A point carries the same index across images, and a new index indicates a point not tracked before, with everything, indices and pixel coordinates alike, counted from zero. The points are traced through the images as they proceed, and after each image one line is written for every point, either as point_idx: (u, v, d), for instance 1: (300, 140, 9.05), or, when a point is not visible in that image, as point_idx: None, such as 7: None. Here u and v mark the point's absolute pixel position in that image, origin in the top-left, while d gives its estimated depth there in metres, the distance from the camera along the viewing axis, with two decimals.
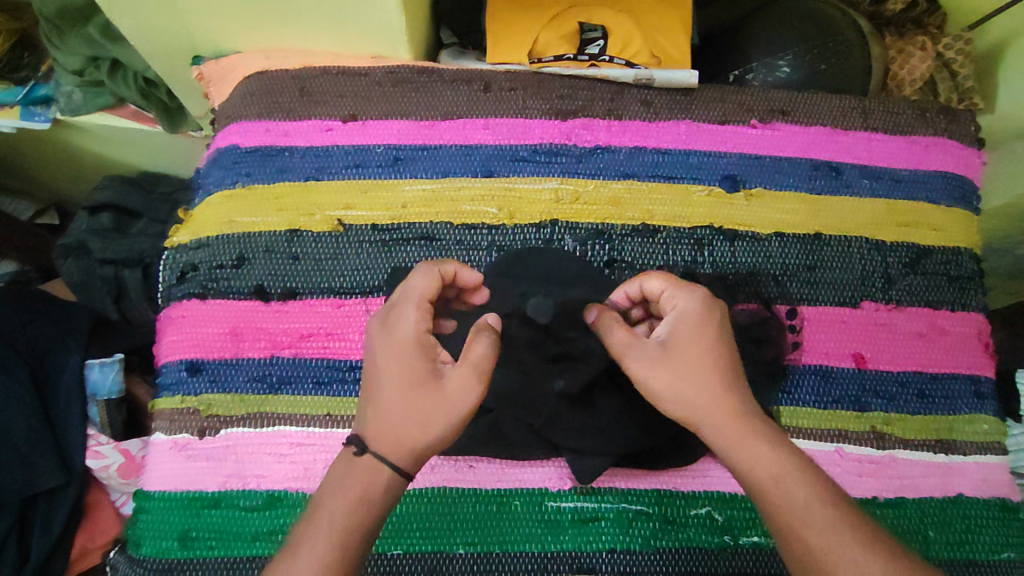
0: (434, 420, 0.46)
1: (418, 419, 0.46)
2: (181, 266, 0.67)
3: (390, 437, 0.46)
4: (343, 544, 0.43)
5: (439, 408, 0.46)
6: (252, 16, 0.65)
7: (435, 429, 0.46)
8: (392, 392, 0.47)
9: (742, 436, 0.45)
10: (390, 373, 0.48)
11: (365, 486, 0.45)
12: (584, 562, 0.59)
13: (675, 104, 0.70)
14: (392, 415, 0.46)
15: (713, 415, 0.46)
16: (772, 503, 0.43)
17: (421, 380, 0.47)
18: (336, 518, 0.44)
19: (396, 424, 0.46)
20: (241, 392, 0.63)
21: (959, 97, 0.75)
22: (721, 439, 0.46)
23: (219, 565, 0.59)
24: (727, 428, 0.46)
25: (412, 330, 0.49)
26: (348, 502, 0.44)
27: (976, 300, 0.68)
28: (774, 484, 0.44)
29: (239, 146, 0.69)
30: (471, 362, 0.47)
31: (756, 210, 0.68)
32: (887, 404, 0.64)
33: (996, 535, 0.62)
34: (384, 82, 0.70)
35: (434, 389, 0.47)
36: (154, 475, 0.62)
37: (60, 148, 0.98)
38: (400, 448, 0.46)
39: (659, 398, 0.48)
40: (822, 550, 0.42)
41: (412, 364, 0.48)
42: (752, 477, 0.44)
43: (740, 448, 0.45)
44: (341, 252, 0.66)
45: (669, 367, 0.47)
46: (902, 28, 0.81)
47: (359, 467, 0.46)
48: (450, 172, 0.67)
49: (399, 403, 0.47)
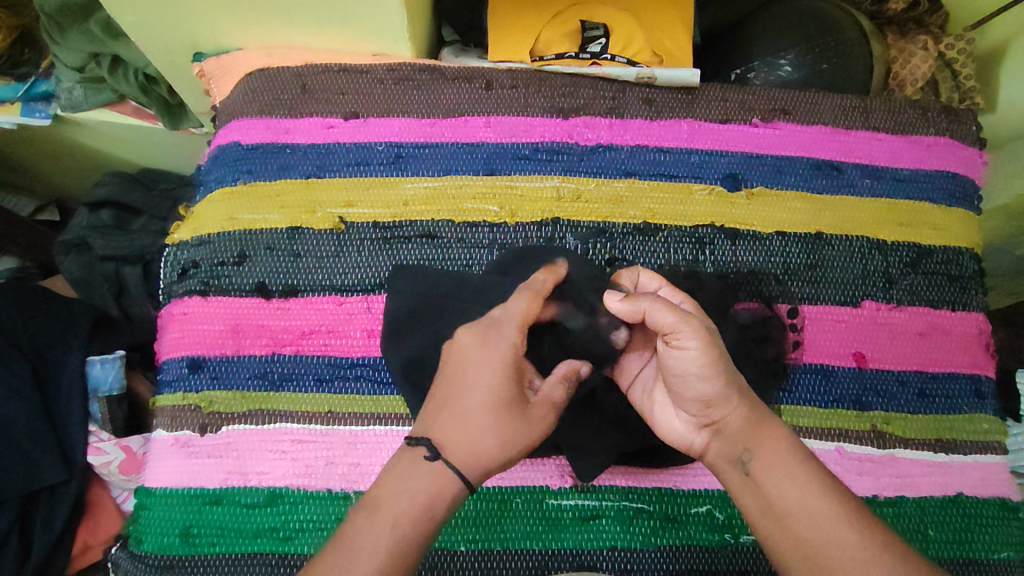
0: (518, 442, 0.45)
1: (503, 438, 0.45)
2: (182, 263, 0.67)
3: (473, 451, 0.44)
4: (408, 550, 0.41)
5: (524, 430, 0.46)
6: (253, 12, 0.65)
7: (513, 450, 0.45)
8: (482, 408, 0.45)
9: (760, 420, 0.46)
10: (484, 390, 0.45)
11: (435, 491, 0.43)
12: (584, 559, 0.59)
13: (676, 102, 0.70)
14: (478, 427, 0.44)
15: (744, 397, 0.46)
16: (781, 485, 0.44)
17: (512, 401, 0.46)
18: (401, 519, 0.42)
19: (483, 440, 0.44)
20: (242, 389, 0.63)
21: (959, 97, 0.76)
22: (743, 420, 0.46)
23: (220, 562, 0.59)
24: (749, 410, 0.46)
25: (515, 352, 0.46)
26: (415, 507, 0.42)
27: (976, 299, 0.68)
28: (786, 467, 0.44)
29: (240, 144, 0.69)
30: (549, 398, 0.47)
31: (757, 209, 0.68)
32: (887, 403, 0.64)
33: (996, 534, 0.62)
34: (386, 79, 0.70)
35: (522, 412, 0.46)
36: (156, 471, 0.62)
37: (61, 144, 0.98)
38: (480, 463, 0.44)
39: (713, 370, 0.45)
40: (828, 528, 0.42)
41: (507, 383, 0.46)
42: (770, 457, 0.45)
43: (758, 430, 0.46)
44: (342, 250, 0.66)
45: (722, 342, 0.46)
46: (903, 29, 0.79)
47: (432, 474, 0.43)
48: (451, 170, 0.67)
49: (488, 420, 0.45)
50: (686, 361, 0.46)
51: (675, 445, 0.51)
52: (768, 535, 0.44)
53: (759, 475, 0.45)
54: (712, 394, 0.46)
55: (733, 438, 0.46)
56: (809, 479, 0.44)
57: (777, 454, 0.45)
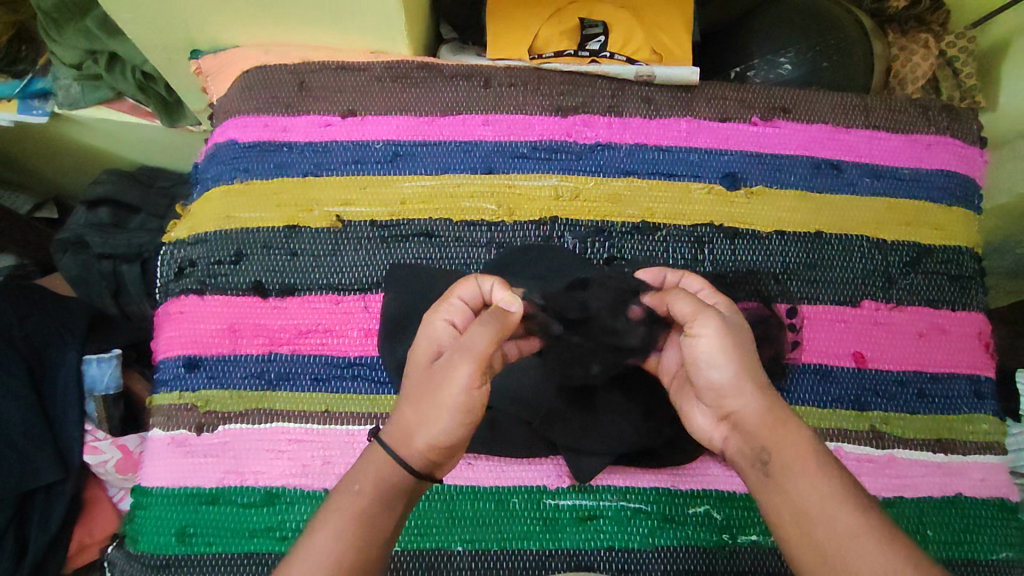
0: (426, 405, 0.44)
1: (419, 403, 0.45)
2: (179, 261, 0.66)
3: (398, 424, 0.45)
4: (355, 532, 0.42)
5: (432, 393, 0.44)
6: (250, 10, 0.64)
7: (422, 414, 0.44)
8: (408, 383, 0.47)
9: (780, 417, 0.44)
10: (410, 365, 0.47)
11: (373, 472, 0.44)
12: (582, 559, 0.59)
13: (676, 101, 0.70)
14: (401, 400, 0.46)
15: (758, 391, 0.45)
16: (802, 483, 0.42)
17: (426, 369, 0.46)
18: (341, 503, 0.43)
19: (404, 412, 0.45)
20: (239, 388, 0.63)
21: (961, 95, 0.75)
22: (761, 417, 0.44)
23: (216, 561, 0.59)
24: (765, 406, 0.45)
25: (431, 321, 0.47)
26: (348, 489, 0.44)
27: (976, 299, 0.67)
28: (804, 465, 0.42)
29: (237, 142, 0.68)
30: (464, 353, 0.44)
31: (757, 208, 0.67)
32: (887, 403, 0.64)
33: (994, 534, 0.62)
34: (384, 77, 0.69)
35: (433, 377, 0.45)
36: (152, 471, 0.62)
37: (59, 141, 0.97)
38: (398, 434, 0.44)
39: (724, 359, 0.45)
40: (847, 531, 0.40)
41: (421, 351, 0.47)
42: (786, 454, 0.43)
43: (774, 424, 0.44)
44: (340, 248, 0.65)
45: (741, 338, 0.46)
46: (905, 26, 0.79)
47: (369, 456, 0.45)
48: (449, 168, 0.67)
49: (410, 393, 0.46)
50: (700, 349, 0.46)
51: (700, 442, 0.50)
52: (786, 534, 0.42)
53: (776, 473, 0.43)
54: (727, 381, 0.45)
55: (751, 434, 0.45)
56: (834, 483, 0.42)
57: (799, 453, 0.43)
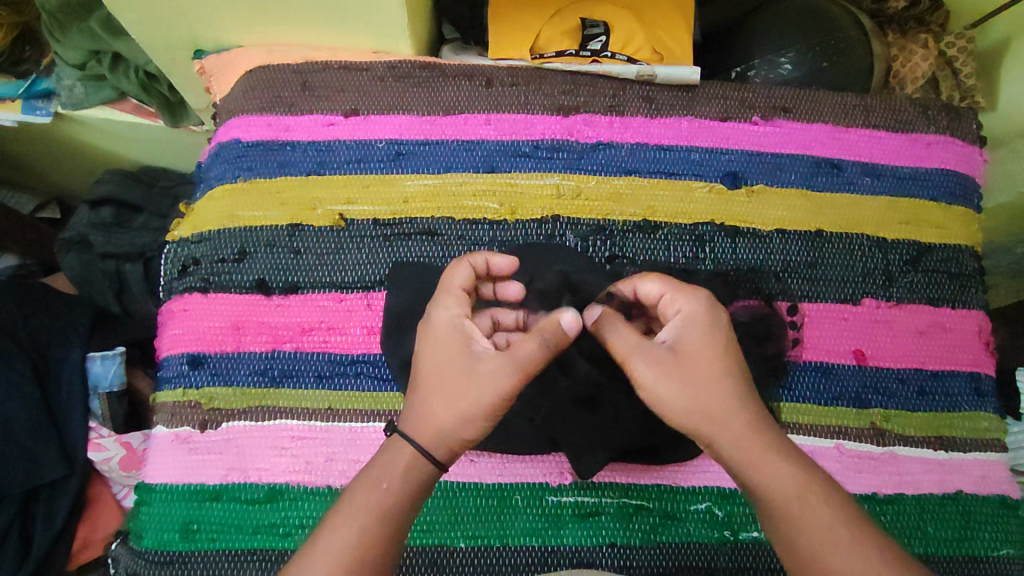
0: (464, 401, 0.46)
1: (453, 401, 0.46)
2: (182, 259, 0.66)
3: (429, 421, 0.46)
4: (378, 525, 0.43)
5: (469, 388, 0.46)
6: (254, 10, 0.65)
7: (461, 408, 0.46)
8: (432, 378, 0.47)
9: (755, 453, 0.44)
10: (426, 358, 0.48)
11: (391, 462, 0.45)
12: (583, 556, 0.59)
13: (676, 100, 0.70)
14: (423, 393, 0.47)
15: (729, 428, 0.45)
16: (792, 524, 0.42)
17: (455, 366, 0.47)
18: (360, 495, 0.44)
19: (433, 408, 0.46)
20: (243, 385, 0.63)
21: (961, 94, 0.75)
22: (736, 452, 0.45)
23: (219, 557, 0.59)
24: (738, 442, 0.45)
25: (444, 314, 0.49)
26: (366, 480, 0.45)
27: (976, 297, 0.68)
28: (791, 506, 0.43)
29: (240, 141, 0.69)
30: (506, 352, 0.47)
31: (757, 206, 0.68)
32: (888, 401, 0.64)
33: (996, 532, 0.62)
34: (386, 77, 0.70)
35: (467, 372, 0.47)
36: (155, 468, 0.62)
37: (62, 142, 0.98)
38: (428, 427, 0.46)
39: (670, 401, 0.46)
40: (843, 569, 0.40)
41: (442, 346, 0.48)
42: (768, 490, 0.43)
43: (753, 460, 0.44)
44: (342, 246, 0.66)
45: (679, 372, 0.47)
46: (904, 27, 0.79)
47: (387, 449, 0.47)
48: (451, 167, 0.68)
49: (438, 388, 0.47)
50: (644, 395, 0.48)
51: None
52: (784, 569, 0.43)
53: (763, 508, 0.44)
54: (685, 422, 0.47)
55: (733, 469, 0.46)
56: (818, 521, 0.42)
57: (782, 489, 0.43)
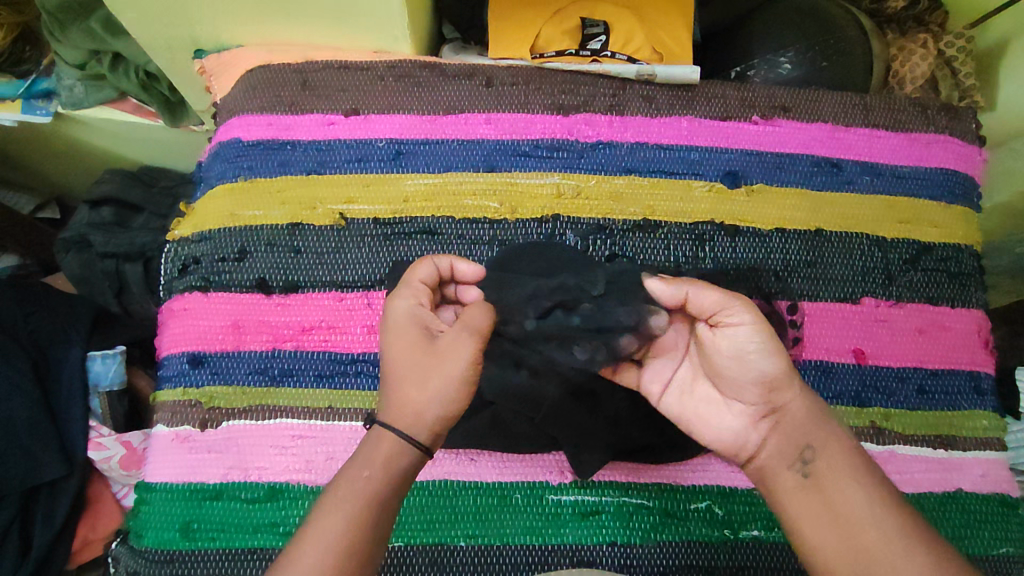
0: (433, 378, 0.45)
1: (423, 381, 0.46)
2: (183, 258, 0.66)
3: (405, 406, 0.45)
4: (363, 514, 0.43)
5: (435, 364, 0.46)
6: (253, 9, 0.65)
7: (432, 387, 0.45)
8: (402, 364, 0.47)
9: (826, 417, 0.47)
10: (395, 346, 0.48)
11: (375, 451, 0.45)
12: (583, 555, 0.59)
13: (676, 99, 0.70)
14: (395, 379, 0.47)
15: (803, 392, 0.47)
16: (848, 489, 0.44)
17: (421, 347, 0.47)
18: (345, 485, 0.44)
19: (406, 393, 0.46)
20: (243, 384, 0.63)
21: (960, 94, 0.76)
22: (810, 413, 0.46)
23: (219, 556, 0.59)
24: (808, 406, 0.47)
25: (404, 302, 0.50)
26: (351, 471, 0.45)
27: (976, 296, 0.68)
28: (849, 474, 0.45)
29: (240, 140, 0.69)
30: (462, 325, 0.47)
31: (756, 205, 0.68)
32: (888, 400, 0.65)
33: (996, 530, 0.62)
34: (386, 76, 0.70)
35: (433, 351, 0.47)
36: (155, 467, 0.62)
37: (61, 142, 0.98)
38: (407, 413, 0.45)
39: (770, 344, 0.46)
40: (889, 535, 0.43)
41: (406, 332, 0.48)
42: (829, 454, 0.45)
43: (821, 424, 0.46)
44: (342, 245, 0.66)
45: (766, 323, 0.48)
46: (903, 26, 0.79)
47: (371, 437, 0.46)
48: (451, 166, 0.68)
49: (408, 372, 0.46)
50: (740, 338, 0.47)
51: (725, 448, 0.49)
52: (823, 535, 0.44)
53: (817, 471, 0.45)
54: (773, 374, 0.46)
55: (796, 430, 0.46)
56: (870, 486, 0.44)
57: (842, 454, 0.45)
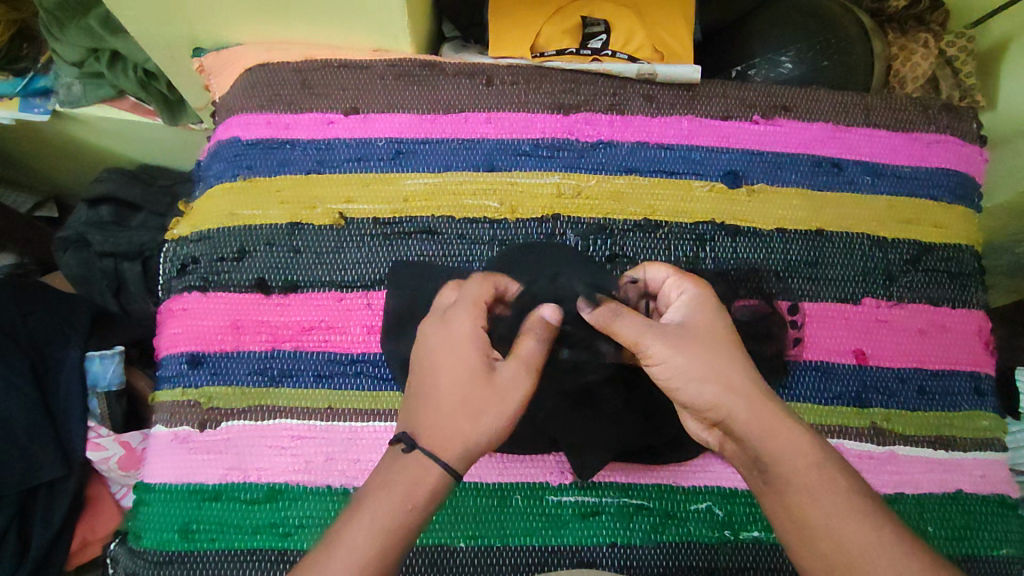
0: (491, 412, 0.47)
1: (479, 412, 0.47)
2: (182, 258, 0.66)
3: (455, 435, 0.46)
4: (392, 545, 0.43)
5: (493, 397, 0.47)
6: (252, 7, 0.65)
7: (486, 420, 0.47)
8: (459, 391, 0.47)
9: (773, 424, 0.44)
10: (450, 373, 0.48)
11: (414, 483, 0.45)
12: (584, 555, 0.59)
13: (678, 99, 0.70)
14: (448, 404, 0.47)
15: (743, 402, 0.45)
16: (806, 502, 0.43)
17: (482, 376, 0.48)
18: (380, 514, 0.44)
19: (460, 423, 0.47)
20: (242, 384, 0.63)
21: (959, 95, 0.75)
22: (750, 424, 0.45)
23: (219, 557, 0.59)
24: (752, 416, 0.45)
25: (472, 325, 0.50)
26: (389, 498, 0.44)
27: (976, 297, 0.68)
28: (807, 484, 0.43)
29: (239, 139, 0.68)
30: (523, 360, 0.49)
31: (757, 206, 0.68)
32: (888, 400, 0.64)
33: (996, 531, 0.62)
34: (386, 75, 0.69)
35: (492, 382, 0.48)
36: (155, 468, 0.62)
37: (60, 140, 0.97)
38: (455, 443, 0.46)
39: (689, 379, 0.46)
40: (856, 544, 0.41)
41: (470, 360, 0.49)
42: (783, 464, 0.44)
43: (768, 435, 0.44)
44: (342, 244, 0.66)
45: (692, 346, 0.47)
46: (904, 25, 0.79)
47: (408, 465, 0.46)
48: (451, 165, 0.67)
49: (462, 400, 0.47)
50: (663, 374, 0.47)
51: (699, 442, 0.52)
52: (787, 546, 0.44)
53: (773, 483, 0.44)
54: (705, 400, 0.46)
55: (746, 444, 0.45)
56: (834, 494, 0.43)
57: (797, 463, 0.44)
